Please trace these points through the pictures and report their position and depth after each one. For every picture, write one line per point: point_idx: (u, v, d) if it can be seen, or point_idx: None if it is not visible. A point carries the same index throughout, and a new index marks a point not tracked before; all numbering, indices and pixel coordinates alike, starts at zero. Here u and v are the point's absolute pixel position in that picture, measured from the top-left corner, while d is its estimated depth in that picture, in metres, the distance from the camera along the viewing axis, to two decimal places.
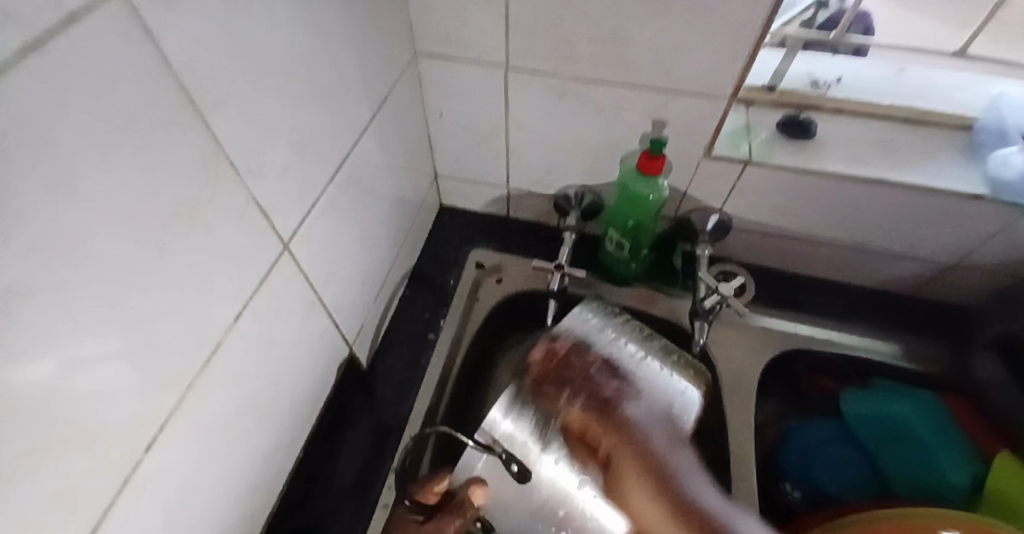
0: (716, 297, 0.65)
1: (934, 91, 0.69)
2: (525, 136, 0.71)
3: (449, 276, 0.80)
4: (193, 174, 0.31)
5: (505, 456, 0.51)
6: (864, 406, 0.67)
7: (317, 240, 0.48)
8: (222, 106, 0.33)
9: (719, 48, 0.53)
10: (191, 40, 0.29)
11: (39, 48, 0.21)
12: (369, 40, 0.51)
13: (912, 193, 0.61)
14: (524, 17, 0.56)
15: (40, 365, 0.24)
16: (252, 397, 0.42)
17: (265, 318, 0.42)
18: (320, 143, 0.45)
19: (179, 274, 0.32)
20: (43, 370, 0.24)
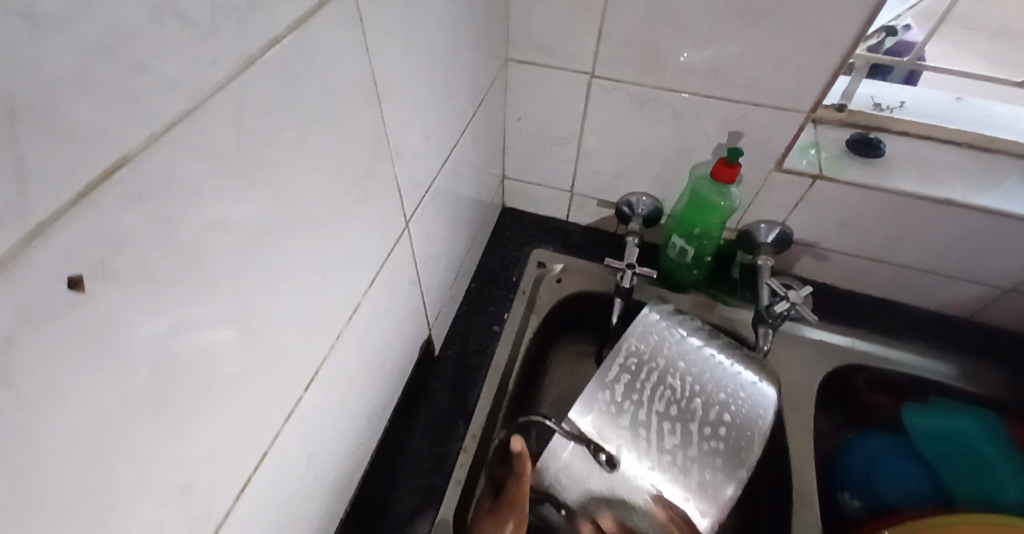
0: (786, 304, 0.66)
1: (1000, 120, 0.71)
2: (600, 142, 0.75)
3: (513, 273, 0.83)
4: (368, 144, 0.36)
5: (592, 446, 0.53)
6: (927, 421, 0.67)
7: (424, 222, 0.53)
8: (391, 88, 0.37)
9: (803, 66, 0.57)
10: (383, 28, 0.34)
11: (302, 25, 0.26)
12: (482, 43, 0.56)
13: (981, 215, 0.62)
14: (619, 28, 0.61)
15: (259, 294, 0.28)
16: (370, 359, 0.46)
17: (389, 287, 0.46)
18: (438, 131, 0.50)
19: (347, 231, 0.36)
20: (261, 298, 0.28)
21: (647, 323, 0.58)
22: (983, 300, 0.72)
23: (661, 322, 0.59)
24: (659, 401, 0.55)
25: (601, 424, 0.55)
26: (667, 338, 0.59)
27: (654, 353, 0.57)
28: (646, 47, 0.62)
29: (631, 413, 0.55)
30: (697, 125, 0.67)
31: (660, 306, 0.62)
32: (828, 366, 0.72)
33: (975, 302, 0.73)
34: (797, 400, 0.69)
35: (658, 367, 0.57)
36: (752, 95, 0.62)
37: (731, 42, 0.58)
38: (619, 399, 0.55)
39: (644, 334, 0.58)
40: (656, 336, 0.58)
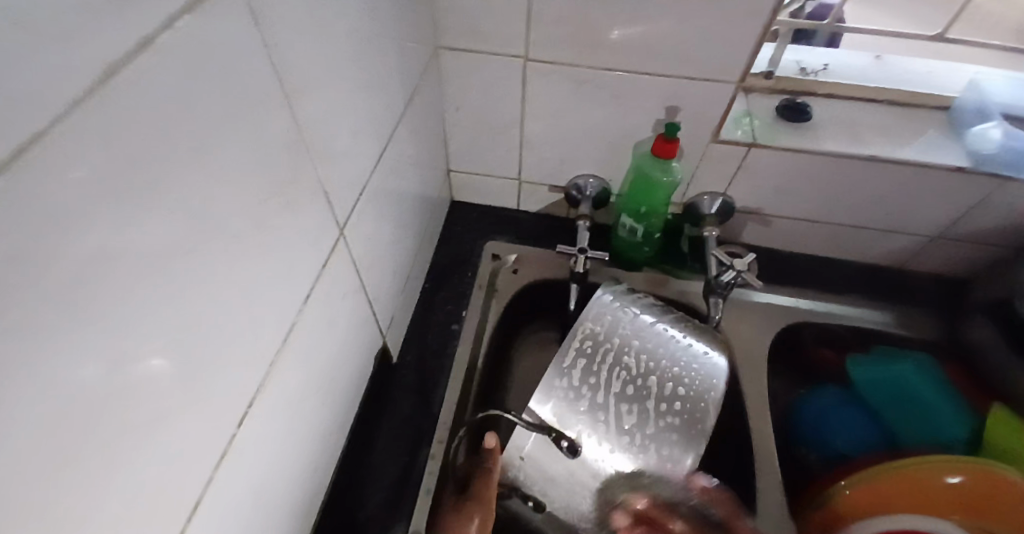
0: (732, 274, 0.68)
1: (917, 76, 0.74)
2: (541, 127, 0.74)
3: (468, 268, 0.82)
4: (282, 149, 0.33)
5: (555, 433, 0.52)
6: (870, 370, 0.70)
7: (363, 227, 0.50)
8: (303, 87, 0.34)
9: (730, 36, 0.58)
10: (283, 22, 0.31)
11: (173, 24, 0.23)
12: (405, 33, 0.53)
13: (905, 168, 0.65)
14: (547, 10, 0.60)
15: (161, 329, 0.25)
16: (318, 379, 0.44)
17: (332, 300, 0.44)
18: (369, 130, 0.47)
19: (271, 245, 0.33)
20: (166, 334, 0.25)
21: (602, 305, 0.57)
22: (913, 249, 0.76)
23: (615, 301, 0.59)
24: (616, 381, 0.55)
25: (559, 408, 0.53)
26: (623, 317, 0.59)
27: (607, 333, 0.57)
28: (576, 27, 0.61)
29: (589, 396, 0.54)
30: (634, 104, 0.67)
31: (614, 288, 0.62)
32: (779, 327, 0.74)
33: (905, 252, 0.77)
34: (754, 366, 0.71)
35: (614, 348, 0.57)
36: (684, 69, 0.62)
37: (660, 16, 0.57)
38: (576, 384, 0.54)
39: (598, 314, 0.58)
40: (610, 316, 0.58)
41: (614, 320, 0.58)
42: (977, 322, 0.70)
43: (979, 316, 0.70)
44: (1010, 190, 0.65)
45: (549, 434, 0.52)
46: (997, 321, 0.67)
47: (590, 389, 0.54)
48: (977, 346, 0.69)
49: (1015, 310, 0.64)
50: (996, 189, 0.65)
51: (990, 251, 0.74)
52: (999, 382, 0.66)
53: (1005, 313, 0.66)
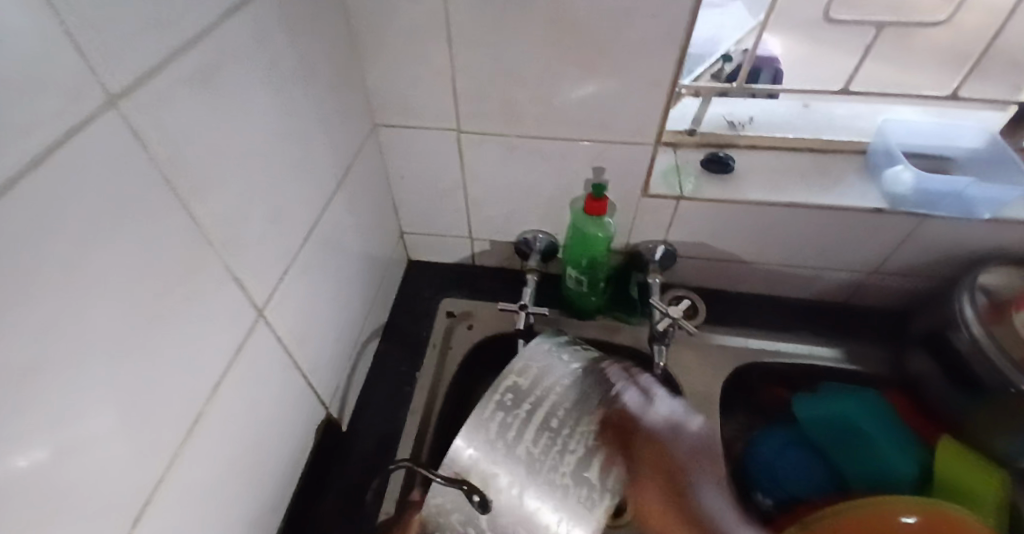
0: (667, 321, 0.70)
1: (836, 122, 0.79)
2: (485, 190, 0.77)
3: (423, 327, 0.83)
4: (177, 249, 0.35)
5: (466, 488, 0.48)
6: (815, 409, 0.71)
7: (295, 304, 0.52)
8: (203, 189, 0.37)
9: (641, 103, 0.62)
10: (175, 134, 0.34)
11: (45, 159, 0.25)
12: (334, 119, 0.56)
13: (825, 212, 0.68)
14: (471, 88, 0.63)
15: (37, 444, 0.27)
16: (235, 459, 0.45)
17: (247, 381, 0.45)
18: (294, 213, 0.49)
19: (165, 339, 0.35)
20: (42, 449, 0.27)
21: (536, 351, 0.55)
22: (853, 284, 0.78)
23: (549, 348, 0.57)
24: (545, 430, 0.52)
25: (478, 459, 0.50)
26: (555, 365, 0.56)
27: (538, 382, 0.54)
28: (501, 101, 0.64)
29: (513, 445, 0.50)
30: (566, 164, 0.71)
31: (552, 339, 0.60)
32: (726, 370, 0.75)
33: (846, 287, 0.79)
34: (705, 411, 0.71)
35: (546, 394, 0.53)
36: (604, 133, 0.65)
37: (574, 89, 0.61)
38: (503, 433, 0.50)
39: (532, 360, 0.55)
40: (542, 364, 0.55)
41: (549, 366, 0.55)
42: (919, 357, 0.70)
43: (919, 350, 0.70)
44: (926, 227, 0.67)
45: (461, 487, 0.48)
46: (935, 354, 0.68)
47: (512, 439, 0.50)
48: (920, 379, 0.70)
49: (950, 342, 0.65)
50: (916, 227, 0.67)
51: (928, 282, 0.75)
52: (943, 415, 0.68)
53: (942, 346, 0.67)
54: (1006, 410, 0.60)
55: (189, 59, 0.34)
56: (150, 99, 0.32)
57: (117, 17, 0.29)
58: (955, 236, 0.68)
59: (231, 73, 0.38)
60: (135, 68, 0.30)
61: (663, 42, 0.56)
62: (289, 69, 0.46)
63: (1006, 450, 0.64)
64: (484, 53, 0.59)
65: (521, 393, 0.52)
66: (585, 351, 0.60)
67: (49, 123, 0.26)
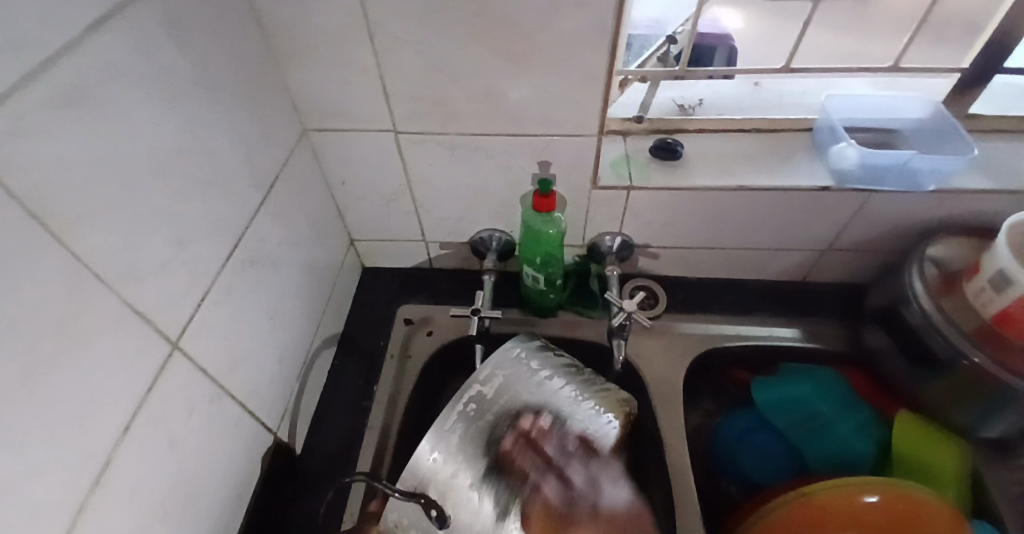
0: (623, 315, 0.68)
1: (790, 98, 0.79)
2: (430, 191, 0.74)
3: (379, 337, 0.80)
4: (56, 291, 0.32)
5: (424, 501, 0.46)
6: (772, 393, 0.72)
7: (215, 330, 0.48)
8: (82, 222, 0.34)
9: (581, 94, 0.59)
10: (39, 165, 0.30)
11: None
12: (249, 129, 0.52)
13: (774, 193, 0.67)
14: (403, 87, 0.60)
15: None
16: (157, 504, 0.42)
17: (164, 420, 0.42)
18: (203, 235, 0.46)
19: (52, 391, 0.32)
20: None
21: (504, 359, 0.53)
22: (808, 262, 0.78)
23: (518, 355, 0.55)
24: (508, 444, 0.50)
25: (438, 471, 0.48)
26: (523, 373, 0.54)
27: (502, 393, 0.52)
28: (435, 98, 0.61)
29: (472, 460, 0.49)
30: (510, 160, 0.68)
31: (524, 344, 0.57)
32: (689, 359, 0.74)
33: (802, 266, 0.79)
34: (668, 403, 0.70)
35: (512, 405, 0.52)
36: (545, 126, 0.63)
37: (508, 82, 0.59)
38: (462, 446, 0.49)
39: (500, 368, 0.53)
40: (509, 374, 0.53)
41: (516, 375, 0.53)
42: (873, 333, 0.70)
43: (873, 326, 0.71)
44: (873, 204, 0.67)
45: (419, 501, 0.46)
46: (889, 330, 0.68)
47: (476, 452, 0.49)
48: (877, 354, 0.70)
49: (903, 316, 0.66)
50: (864, 202, 0.67)
51: (881, 257, 0.75)
52: (900, 389, 0.68)
53: (894, 322, 0.67)
54: (960, 383, 0.61)
55: (46, 79, 0.31)
56: (1, 129, 0.28)
57: None
58: (903, 211, 0.68)
59: (104, 90, 0.35)
60: None
61: (595, 29, 0.53)
62: (184, 80, 0.43)
63: (965, 421, 0.65)
64: (411, 51, 0.56)
65: (485, 404, 0.50)
66: (558, 358, 0.58)
67: None
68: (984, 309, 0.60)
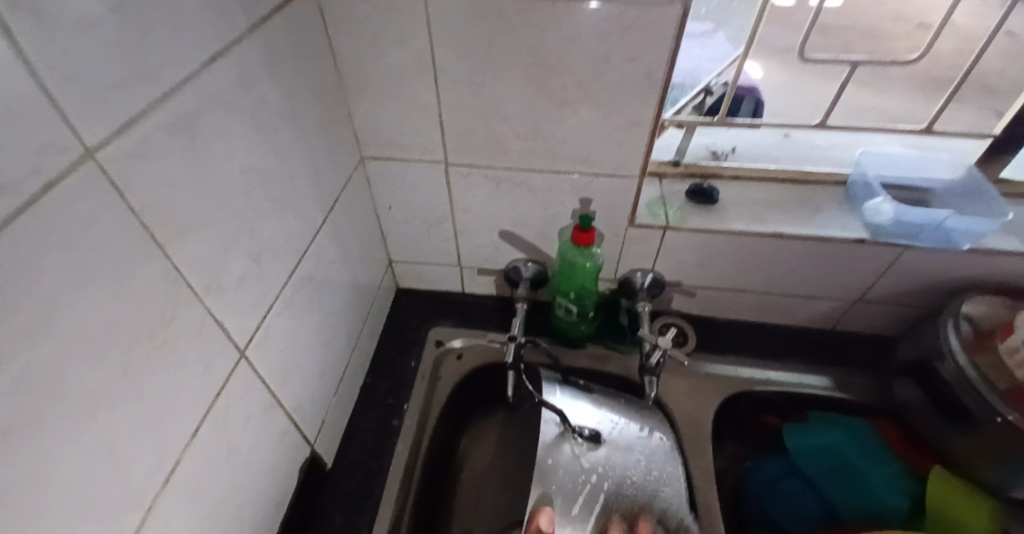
0: (659, 352, 0.70)
1: (820, 148, 0.82)
2: (471, 219, 0.77)
3: (410, 358, 0.82)
4: (159, 296, 0.35)
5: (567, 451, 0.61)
6: (802, 439, 0.72)
7: (274, 343, 0.51)
8: (184, 234, 0.37)
9: (624, 138, 0.63)
10: (154, 183, 0.34)
11: (26, 211, 0.26)
12: (319, 155, 0.56)
13: (809, 242, 0.69)
14: (458, 122, 0.64)
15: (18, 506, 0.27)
16: (211, 506, 0.44)
17: (226, 425, 0.45)
18: (275, 251, 0.49)
19: (142, 387, 0.35)
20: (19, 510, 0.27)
21: (558, 456, 0.60)
22: (837, 312, 0.79)
23: (574, 452, 0.61)
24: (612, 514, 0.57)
25: None
26: (569, 460, 0.61)
27: (572, 476, 0.59)
28: (486, 135, 0.65)
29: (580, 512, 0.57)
30: (553, 195, 0.71)
31: (571, 435, 0.63)
32: (716, 401, 0.75)
33: (833, 315, 0.80)
34: (697, 438, 0.71)
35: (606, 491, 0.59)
36: (589, 167, 0.67)
37: (558, 124, 0.62)
38: None
39: (567, 464, 0.60)
40: (571, 462, 0.60)
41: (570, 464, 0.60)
42: (905, 385, 0.71)
43: (905, 379, 0.71)
44: (907, 258, 0.69)
45: (548, 459, 0.60)
46: (921, 382, 0.68)
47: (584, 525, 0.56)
48: (909, 406, 0.70)
49: (936, 371, 0.66)
50: (899, 256, 0.69)
51: (911, 311, 0.77)
52: (933, 444, 0.68)
53: (926, 376, 0.67)
54: (994, 442, 0.60)
55: (169, 108, 0.35)
56: (131, 148, 0.32)
57: (95, 71, 0.29)
58: (937, 267, 0.69)
59: (211, 117, 0.38)
60: (116, 120, 0.31)
61: (644, 82, 0.57)
62: (274, 112, 0.47)
63: (995, 480, 0.63)
64: (469, 91, 0.60)
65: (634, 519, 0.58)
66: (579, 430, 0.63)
67: (26, 180, 0.26)
68: (1019, 368, 0.59)
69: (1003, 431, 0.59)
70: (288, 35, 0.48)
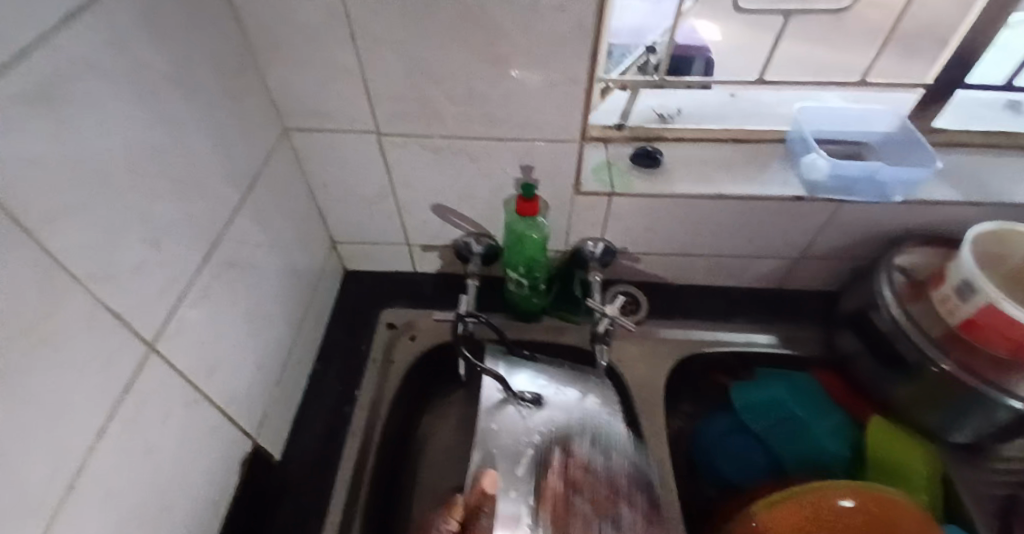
0: (607, 321, 0.69)
1: (764, 106, 0.82)
2: (412, 193, 0.73)
3: (360, 342, 0.79)
4: (34, 288, 0.32)
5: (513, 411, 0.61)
6: (749, 396, 0.74)
7: (193, 334, 0.48)
8: (57, 220, 0.33)
9: (562, 99, 0.61)
10: (15, 161, 0.30)
11: None
12: (227, 127, 0.52)
13: (752, 201, 0.69)
14: (386, 88, 0.60)
15: None
16: (131, 512, 0.41)
17: (140, 425, 0.42)
18: (181, 233, 0.45)
19: (27, 390, 0.31)
20: None
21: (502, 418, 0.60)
22: (783, 269, 0.80)
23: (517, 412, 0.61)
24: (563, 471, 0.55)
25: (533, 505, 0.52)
26: (515, 423, 0.60)
27: (515, 438, 0.59)
28: (418, 101, 0.61)
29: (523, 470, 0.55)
30: (495, 164, 0.68)
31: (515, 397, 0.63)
32: (669, 365, 0.75)
33: (778, 272, 0.81)
34: (651, 402, 0.72)
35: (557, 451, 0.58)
36: (529, 132, 0.64)
37: (491, 86, 0.59)
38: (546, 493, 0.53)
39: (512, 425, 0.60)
40: (515, 425, 0.60)
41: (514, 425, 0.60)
42: (845, 336, 0.72)
43: (845, 330, 0.72)
44: (844, 213, 0.70)
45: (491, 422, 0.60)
46: (860, 333, 0.70)
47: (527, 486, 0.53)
48: (849, 357, 0.72)
49: (873, 321, 0.67)
50: (836, 210, 0.69)
51: (852, 265, 0.78)
52: (870, 392, 0.70)
53: (864, 327, 0.69)
54: (927, 384, 0.63)
55: (25, 74, 0.30)
56: None
57: None
58: (873, 220, 0.71)
59: (78, 83, 0.34)
60: None
61: (578, 37, 0.55)
62: (161, 77, 0.42)
63: (932, 423, 0.66)
64: (395, 53, 0.56)
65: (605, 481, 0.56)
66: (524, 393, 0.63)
67: None
68: (951, 317, 0.62)
69: (935, 374, 0.61)
70: None
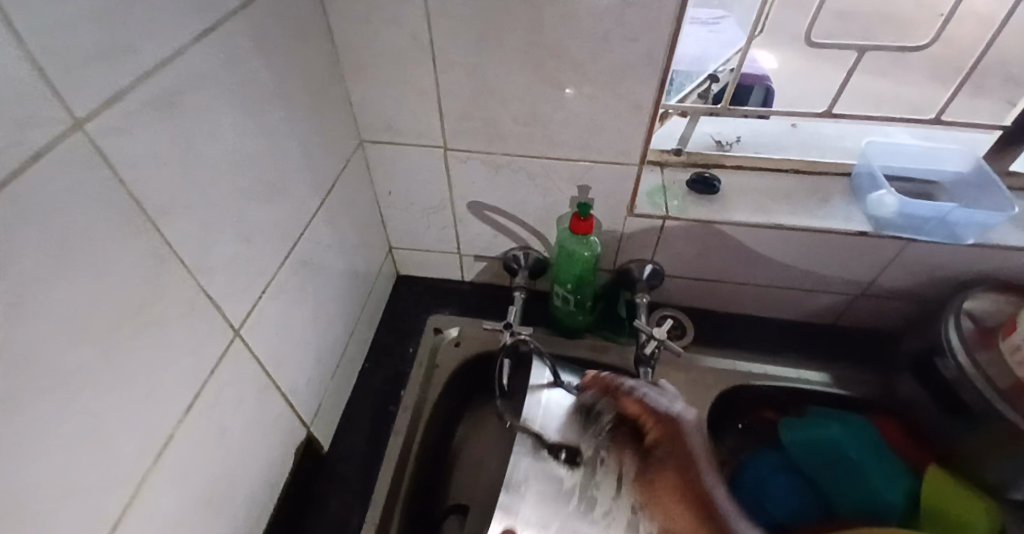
0: (654, 343, 0.70)
1: (827, 139, 0.81)
2: (470, 206, 0.76)
3: (409, 345, 0.82)
4: (146, 272, 0.35)
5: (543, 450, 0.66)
6: (799, 434, 0.73)
7: (269, 325, 0.51)
8: (171, 213, 0.37)
9: (624, 124, 0.62)
10: (143, 161, 0.34)
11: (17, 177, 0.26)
12: (313, 136, 0.56)
13: (812, 234, 0.68)
14: (456, 106, 0.63)
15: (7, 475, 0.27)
16: (203, 485, 0.44)
17: (219, 404, 0.45)
18: (268, 232, 0.49)
19: (131, 361, 0.35)
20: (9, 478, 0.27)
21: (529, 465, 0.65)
22: (840, 306, 0.78)
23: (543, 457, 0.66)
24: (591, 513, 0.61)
25: None
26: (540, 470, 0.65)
27: (544, 483, 0.64)
28: (484, 120, 0.64)
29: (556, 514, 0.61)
30: (552, 183, 0.70)
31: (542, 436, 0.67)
32: (714, 394, 0.74)
33: (835, 309, 0.79)
34: None
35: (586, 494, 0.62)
36: (588, 154, 0.66)
37: (555, 109, 0.62)
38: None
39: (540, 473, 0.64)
40: (543, 472, 0.64)
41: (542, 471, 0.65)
42: (905, 381, 0.70)
43: (906, 375, 0.70)
44: (910, 252, 0.68)
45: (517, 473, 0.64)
46: (922, 379, 0.68)
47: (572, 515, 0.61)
48: (909, 402, 0.69)
49: (938, 368, 0.65)
50: (902, 250, 0.68)
51: (915, 306, 0.76)
52: (931, 440, 0.68)
53: (928, 373, 0.66)
54: (993, 437, 0.60)
55: (155, 84, 0.34)
56: (119, 123, 0.32)
57: (81, 43, 0.29)
58: (941, 262, 0.68)
59: (197, 94, 0.38)
60: (103, 92, 0.31)
61: (644, 66, 0.56)
62: (265, 91, 0.47)
63: (997, 478, 0.63)
64: (467, 74, 0.60)
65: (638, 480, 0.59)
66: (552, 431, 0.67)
67: (9, 149, 0.26)
68: (1020, 368, 0.57)
69: (1004, 426, 0.58)
70: (280, 12, 0.48)
